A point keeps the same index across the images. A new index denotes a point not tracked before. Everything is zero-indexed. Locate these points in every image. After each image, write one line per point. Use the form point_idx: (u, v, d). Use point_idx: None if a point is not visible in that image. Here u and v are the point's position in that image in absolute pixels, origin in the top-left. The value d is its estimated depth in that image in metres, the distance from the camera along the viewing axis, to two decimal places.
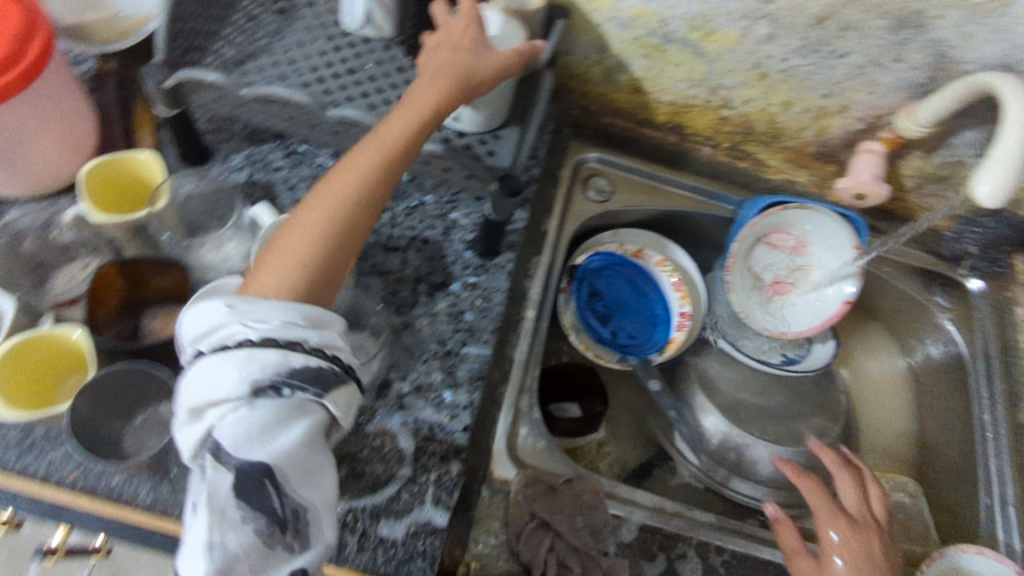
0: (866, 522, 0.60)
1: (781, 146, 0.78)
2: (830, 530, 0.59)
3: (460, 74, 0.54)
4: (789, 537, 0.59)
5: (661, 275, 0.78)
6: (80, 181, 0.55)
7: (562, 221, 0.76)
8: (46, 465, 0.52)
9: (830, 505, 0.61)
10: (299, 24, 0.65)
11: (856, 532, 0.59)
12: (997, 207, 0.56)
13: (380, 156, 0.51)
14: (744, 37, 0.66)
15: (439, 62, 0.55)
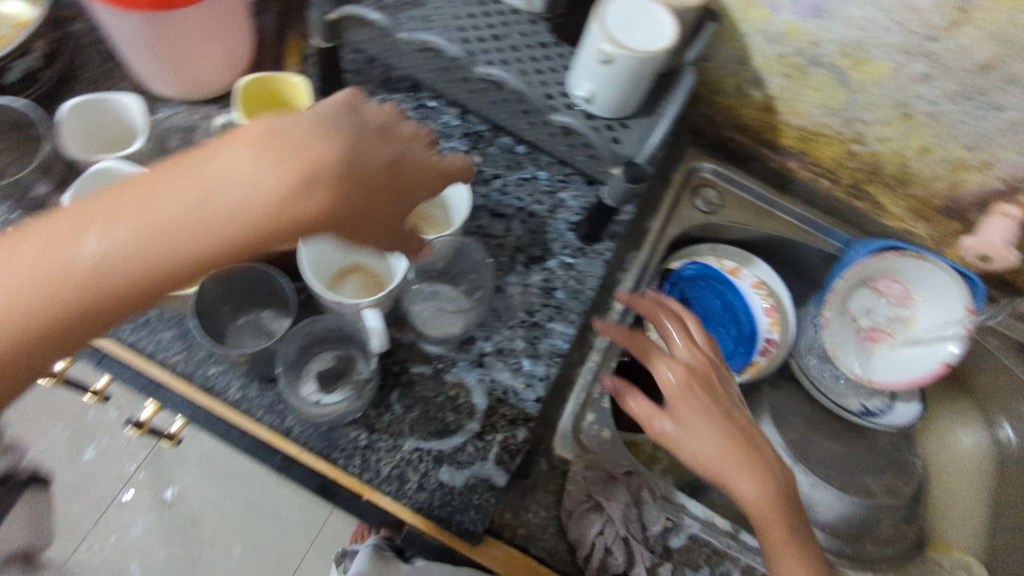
0: (692, 354, 0.58)
1: (907, 193, 0.75)
2: (665, 376, 0.56)
3: (313, 203, 0.34)
4: (640, 401, 0.55)
5: (755, 297, 0.77)
6: (236, 92, 0.59)
7: (666, 223, 0.75)
8: (154, 343, 0.55)
9: (652, 349, 0.58)
10: None
11: (689, 372, 0.56)
12: None
13: (134, 269, 0.32)
14: (895, 72, 0.63)
15: (307, 158, 0.34)
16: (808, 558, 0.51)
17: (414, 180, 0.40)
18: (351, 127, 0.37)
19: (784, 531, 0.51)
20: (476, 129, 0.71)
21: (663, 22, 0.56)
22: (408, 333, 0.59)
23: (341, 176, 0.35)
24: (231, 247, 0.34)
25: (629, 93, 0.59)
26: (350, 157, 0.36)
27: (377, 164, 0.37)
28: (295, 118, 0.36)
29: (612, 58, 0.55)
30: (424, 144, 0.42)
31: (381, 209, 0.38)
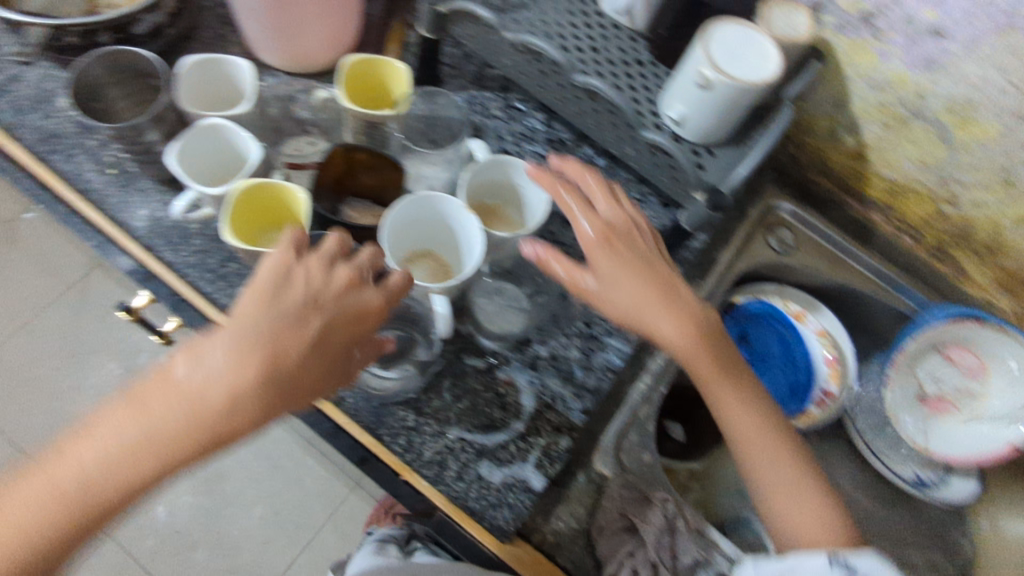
0: (609, 204, 0.52)
1: (994, 263, 0.72)
2: (581, 230, 0.51)
3: (295, 381, 0.42)
4: (566, 267, 0.49)
5: (818, 346, 0.74)
6: (341, 71, 0.60)
7: (735, 257, 0.74)
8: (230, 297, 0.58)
9: (561, 186, 0.52)
10: None
11: (608, 228, 0.50)
12: None
13: (147, 458, 0.38)
14: (1005, 136, 0.61)
15: (281, 342, 0.41)
16: (759, 411, 0.52)
17: (337, 339, 0.44)
18: (270, 318, 0.42)
19: (734, 398, 0.51)
20: (560, 137, 0.72)
21: (767, 56, 0.56)
22: (468, 324, 0.59)
23: (298, 364, 0.42)
24: (222, 435, 0.40)
25: (722, 121, 0.58)
26: (303, 334, 0.42)
27: (296, 354, 0.42)
28: (248, 306, 0.42)
29: (711, 84, 0.55)
30: (350, 291, 0.46)
31: (311, 377, 0.43)
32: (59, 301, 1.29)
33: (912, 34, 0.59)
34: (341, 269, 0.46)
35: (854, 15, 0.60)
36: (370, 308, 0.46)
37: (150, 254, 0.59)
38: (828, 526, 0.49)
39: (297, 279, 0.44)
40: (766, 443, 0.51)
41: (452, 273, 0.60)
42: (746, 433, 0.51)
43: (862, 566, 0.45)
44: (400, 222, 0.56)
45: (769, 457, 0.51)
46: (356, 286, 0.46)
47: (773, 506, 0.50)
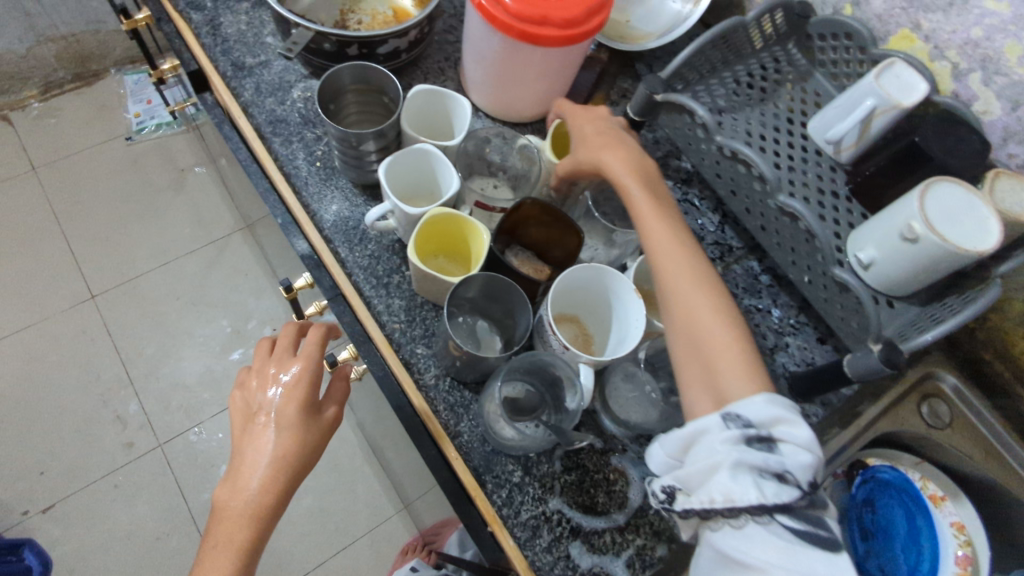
0: (600, 112, 0.64)
1: None
2: (584, 130, 0.62)
3: (290, 462, 0.52)
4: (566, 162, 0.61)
5: (950, 539, 0.67)
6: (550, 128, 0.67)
7: (882, 413, 0.69)
8: (386, 306, 0.61)
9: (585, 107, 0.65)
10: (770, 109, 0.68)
11: (596, 120, 0.63)
12: None
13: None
14: None
15: (268, 444, 0.52)
16: (686, 254, 0.51)
17: (286, 410, 0.54)
18: (246, 440, 0.53)
19: (662, 227, 0.52)
20: (728, 242, 0.72)
21: (987, 231, 0.53)
22: (596, 400, 0.59)
23: (285, 450, 0.52)
24: (258, 528, 0.51)
25: (917, 277, 0.56)
26: (280, 426, 0.53)
27: (265, 445, 0.52)
28: (241, 442, 0.54)
29: (918, 236, 0.53)
30: (284, 373, 0.56)
31: (289, 446, 0.52)
32: (201, 250, 1.41)
33: None
34: (267, 364, 0.57)
35: None
36: (299, 372, 0.55)
37: (327, 246, 0.64)
38: (740, 367, 0.44)
39: (248, 397, 0.56)
40: (682, 275, 0.49)
41: (592, 344, 0.60)
42: (676, 273, 0.49)
43: (752, 408, 0.41)
44: (566, 285, 0.57)
45: (684, 288, 0.48)
46: (280, 366, 0.56)
47: (687, 345, 0.47)
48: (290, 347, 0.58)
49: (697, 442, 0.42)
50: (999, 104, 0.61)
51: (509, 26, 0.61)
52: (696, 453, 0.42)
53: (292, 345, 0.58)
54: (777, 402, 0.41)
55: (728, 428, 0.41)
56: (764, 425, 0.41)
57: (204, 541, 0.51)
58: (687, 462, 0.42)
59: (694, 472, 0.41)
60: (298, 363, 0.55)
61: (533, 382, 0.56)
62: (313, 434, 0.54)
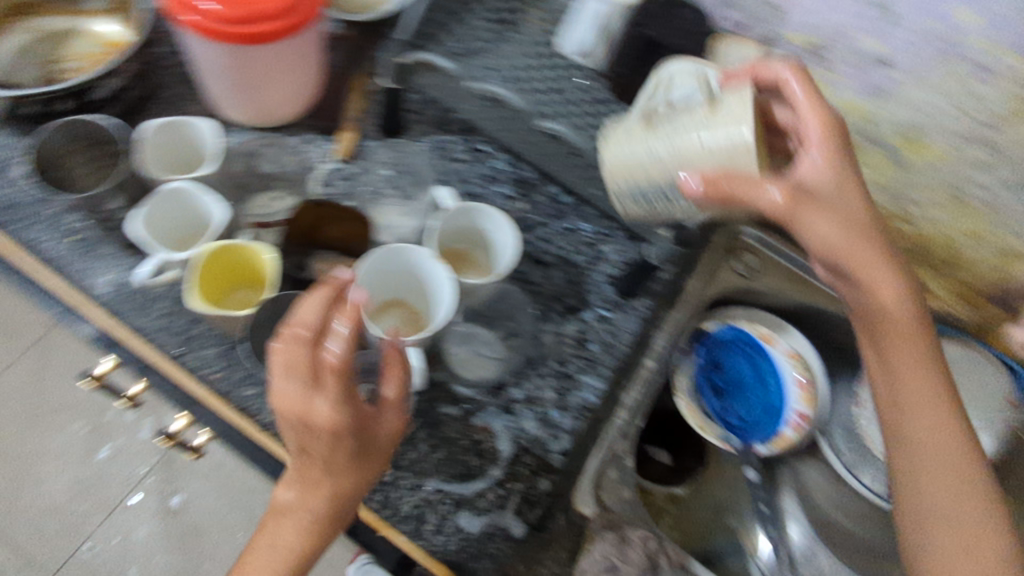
0: (885, 246, 0.52)
1: (952, 277, 0.72)
2: (879, 271, 0.52)
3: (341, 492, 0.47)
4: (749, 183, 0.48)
5: (788, 368, 0.72)
6: (752, 101, 0.49)
7: (705, 283, 0.76)
8: (198, 357, 0.56)
9: (851, 183, 0.51)
10: (515, 39, 0.70)
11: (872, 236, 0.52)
12: None
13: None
14: (954, 155, 0.63)
15: (318, 473, 0.47)
16: (956, 438, 0.53)
17: (337, 452, 0.45)
18: (303, 461, 0.47)
19: (935, 420, 0.53)
20: (525, 177, 0.74)
21: None
22: (441, 372, 0.60)
23: (345, 482, 0.47)
24: (316, 544, 0.49)
25: None
26: (332, 466, 0.46)
27: (323, 478, 0.47)
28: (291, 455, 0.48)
29: None
30: (322, 415, 0.44)
31: (347, 478, 0.47)
32: (18, 360, 1.25)
33: (861, 65, 0.64)
34: (293, 399, 0.43)
35: (807, 50, 0.66)
36: (336, 422, 0.44)
37: (117, 320, 0.57)
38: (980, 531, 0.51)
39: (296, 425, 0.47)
40: (972, 514, 0.51)
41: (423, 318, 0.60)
42: (942, 467, 0.52)
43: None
44: (373, 278, 0.56)
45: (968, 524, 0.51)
46: (308, 404, 0.43)
47: (934, 534, 0.52)
48: (316, 371, 0.43)
49: None
50: None
51: (222, 33, 0.57)
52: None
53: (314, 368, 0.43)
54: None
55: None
56: None
57: (262, 527, 0.50)
58: None
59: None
60: (334, 408, 0.43)
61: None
62: (366, 467, 0.47)
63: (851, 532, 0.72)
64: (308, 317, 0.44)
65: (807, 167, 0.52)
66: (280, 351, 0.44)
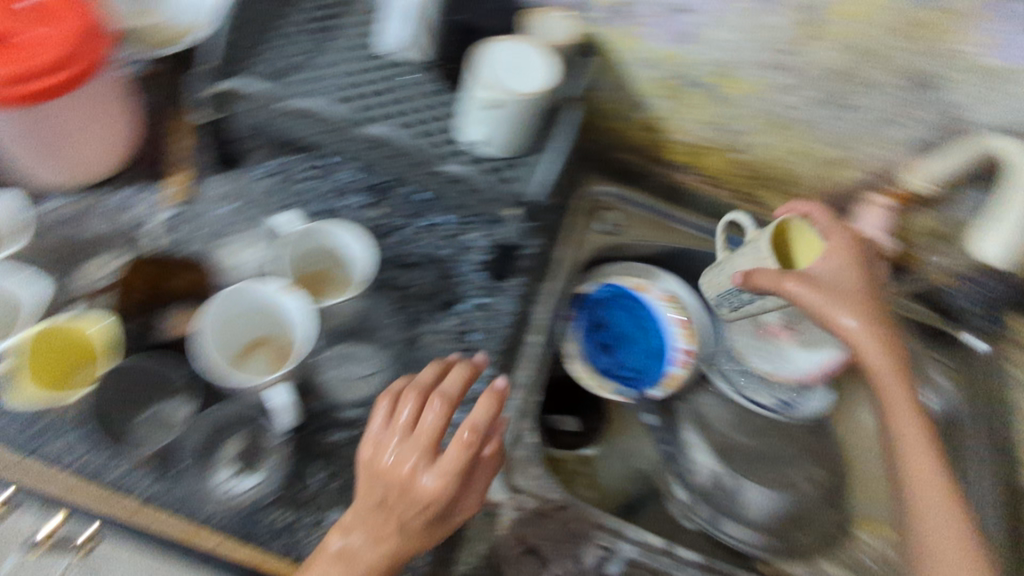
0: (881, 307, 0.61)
1: (791, 193, 0.82)
2: (859, 331, 0.59)
3: (424, 533, 0.50)
4: (773, 279, 0.58)
5: (664, 311, 0.78)
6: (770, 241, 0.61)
7: (574, 249, 0.82)
8: (51, 453, 0.53)
9: (866, 258, 0.62)
10: (331, 47, 0.67)
11: (868, 308, 0.59)
12: (1005, 266, 0.66)
13: None
14: (761, 85, 0.69)
15: (407, 518, 0.49)
16: (946, 487, 0.56)
17: (417, 518, 0.49)
18: (388, 505, 0.49)
19: (930, 470, 0.56)
20: (377, 182, 0.73)
21: (545, 67, 0.60)
22: (322, 400, 0.59)
23: (428, 524, 0.50)
24: None
25: (521, 133, 0.62)
26: (433, 508, 0.49)
27: (413, 524, 0.49)
28: (367, 496, 0.50)
29: (502, 103, 0.57)
30: (449, 456, 0.49)
31: (415, 541, 0.50)
32: None
33: (663, 15, 0.66)
34: (397, 461, 0.50)
35: (612, 7, 0.68)
36: (455, 462, 0.49)
37: None
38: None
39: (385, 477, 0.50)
40: (952, 541, 0.54)
41: (286, 348, 0.57)
42: (934, 513, 0.55)
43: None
44: (219, 326, 0.53)
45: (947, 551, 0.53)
46: (414, 474, 0.49)
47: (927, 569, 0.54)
48: (427, 449, 0.50)
49: None
50: None
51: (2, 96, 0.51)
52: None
53: (433, 436, 0.50)
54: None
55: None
56: None
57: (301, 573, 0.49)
58: None
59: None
60: (437, 482, 0.48)
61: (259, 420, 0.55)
62: (440, 527, 0.51)
63: (748, 441, 0.79)
64: (426, 380, 0.54)
65: (826, 257, 0.61)
66: (408, 409, 0.52)
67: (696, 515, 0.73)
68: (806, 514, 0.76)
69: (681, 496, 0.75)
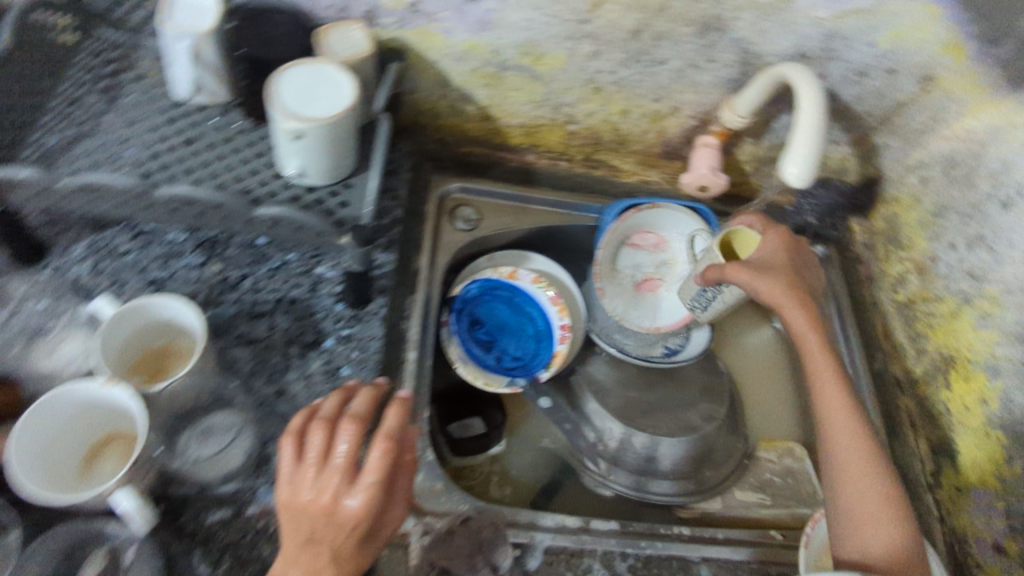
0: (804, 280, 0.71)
1: (630, 151, 0.85)
2: (802, 318, 0.67)
3: (360, 550, 0.52)
4: (751, 276, 0.67)
5: (538, 292, 0.82)
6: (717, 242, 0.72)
7: (433, 255, 0.79)
8: None
9: (795, 244, 0.73)
10: (129, 102, 0.64)
11: (796, 283, 0.69)
12: (804, 185, 0.60)
13: None
14: (571, 56, 0.70)
15: (337, 539, 0.50)
16: (856, 416, 0.63)
17: (347, 540, 0.50)
18: (317, 531, 0.50)
19: (842, 404, 0.64)
20: (209, 237, 0.68)
21: (341, 83, 0.58)
22: (187, 487, 0.55)
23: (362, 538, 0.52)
24: None
25: (339, 155, 0.60)
26: (362, 526, 0.50)
27: (343, 545, 0.50)
28: (291, 531, 0.50)
29: (303, 132, 0.56)
30: (365, 478, 0.50)
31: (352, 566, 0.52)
32: None
33: (456, 7, 0.65)
34: (317, 492, 0.49)
35: (404, 10, 0.65)
36: (377, 480, 0.50)
37: None
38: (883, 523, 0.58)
39: (305, 509, 0.50)
40: (856, 455, 0.61)
41: (129, 435, 0.52)
42: (843, 436, 0.62)
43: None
44: (41, 446, 0.47)
45: (857, 464, 0.61)
46: (338, 500, 0.49)
47: (840, 484, 0.61)
48: (350, 477, 0.50)
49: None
50: None
51: None
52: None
53: (352, 460, 0.51)
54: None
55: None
56: None
57: None
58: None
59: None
60: (361, 503, 0.49)
61: (119, 524, 0.52)
62: (377, 536, 0.54)
63: (645, 397, 0.83)
64: (328, 408, 0.54)
65: (761, 245, 0.72)
66: (325, 441, 0.51)
67: (612, 483, 0.77)
68: (708, 450, 0.81)
69: (596, 469, 0.78)
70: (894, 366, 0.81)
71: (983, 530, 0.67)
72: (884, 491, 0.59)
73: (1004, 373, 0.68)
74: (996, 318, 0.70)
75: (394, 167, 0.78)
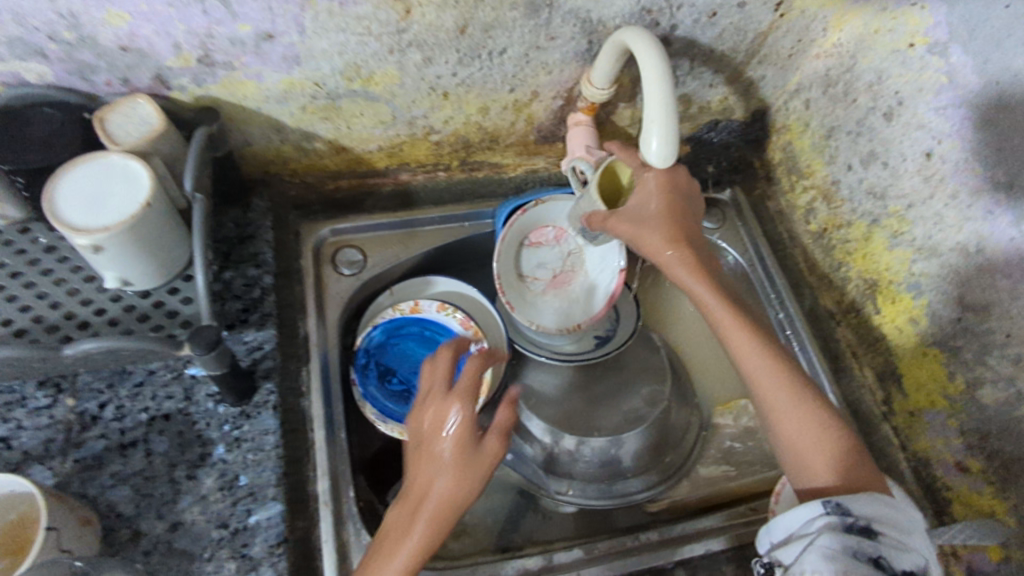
0: (688, 223, 0.62)
1: (506, 145, 0.76)
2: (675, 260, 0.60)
3: (466, 472, 0.52)
4: (630, 230, 0.62)
5: (448, 318, 0.75)
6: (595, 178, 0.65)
7: (322, 314, 0.71)
8: None
9: (674, 179, 0.63)
10: None
11: (676, 232, 0.61)
12: (670, 163, 0.58)
13: None
14: (403, 69, 0.63)
15: (442, 452, 0.53)
16: (767, 351, 0.57)
17: (450, 452, 0.53)
18: (431, 446, 0.53)
19: (749, 343, 0.57)
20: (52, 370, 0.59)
21: (135, 173, 0.50)
22: None
23: (463, 460, 0.52)
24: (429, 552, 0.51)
25: (160, 251, 0.53)
26: (467, 431, 0.53)
27: (448, 460, 0.52)
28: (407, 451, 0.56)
29: (100, 244, 0.48)
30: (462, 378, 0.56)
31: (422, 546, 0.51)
32: None
33: (253, 49, 0.56)
34: (427, 410, 0.55)
35: (196, 66, 0.56)
36: (473, 377, 0.56)
37: None
38: (823, 453, 0.53)
39: (421, 426, 0.55)
40: (778, 391, 0.55)
41: None
42: (755, 372, 0.56)
43: (865, 509, 0.45)
44: None
45: (772, 387, 0.55)
46: (438, 407, 0.55)
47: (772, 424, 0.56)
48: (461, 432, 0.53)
49: (792, 530, 0.47)
50: (36, 61, 0.52)
51: None
52: (788, 517, 0.48)
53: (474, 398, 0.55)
54: (888, 508, 0.46)
55: (829, 515, 0.45)
56: (863, 514, 0.45)
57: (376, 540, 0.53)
58: (784, 541, 0.47)
59: (792, 559, 0.45)
60: (461, 405, 0.54)
61: None
62: (481, 461, 0.53)
63: (588, 398, 0.77)
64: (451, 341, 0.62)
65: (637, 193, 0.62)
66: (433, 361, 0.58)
67: (574, 498, 0.73)
68: (664, 434, 0.76)
69: (556, 489, 0.73)
70: (820, 298, 0.78)
71: (943, 451, 0.65)
72: (817, 413, 0.54)
73: (926, 289, 0.66)
74: (907, 235, 0.67)
75: (252, 229, 0.69)
